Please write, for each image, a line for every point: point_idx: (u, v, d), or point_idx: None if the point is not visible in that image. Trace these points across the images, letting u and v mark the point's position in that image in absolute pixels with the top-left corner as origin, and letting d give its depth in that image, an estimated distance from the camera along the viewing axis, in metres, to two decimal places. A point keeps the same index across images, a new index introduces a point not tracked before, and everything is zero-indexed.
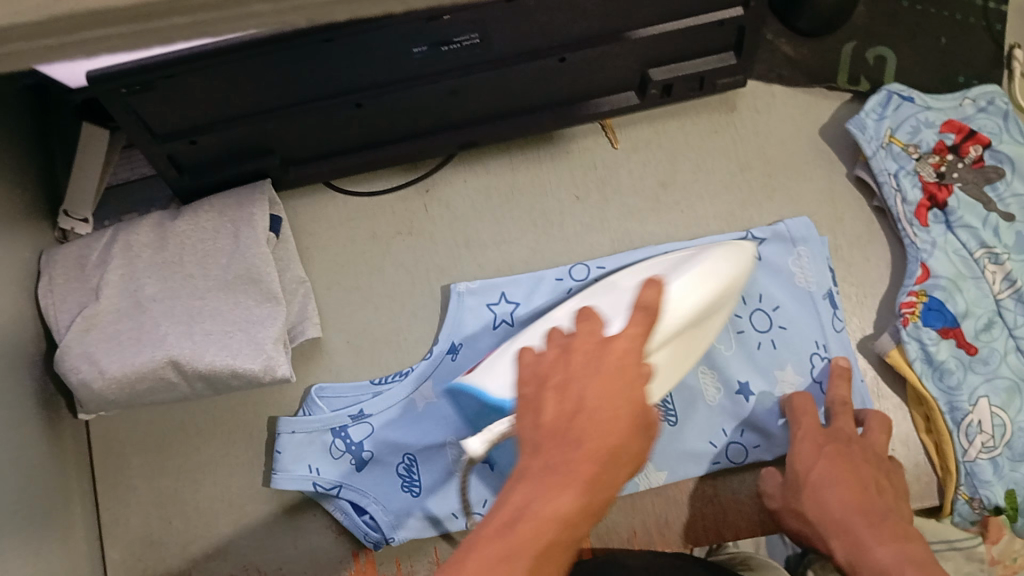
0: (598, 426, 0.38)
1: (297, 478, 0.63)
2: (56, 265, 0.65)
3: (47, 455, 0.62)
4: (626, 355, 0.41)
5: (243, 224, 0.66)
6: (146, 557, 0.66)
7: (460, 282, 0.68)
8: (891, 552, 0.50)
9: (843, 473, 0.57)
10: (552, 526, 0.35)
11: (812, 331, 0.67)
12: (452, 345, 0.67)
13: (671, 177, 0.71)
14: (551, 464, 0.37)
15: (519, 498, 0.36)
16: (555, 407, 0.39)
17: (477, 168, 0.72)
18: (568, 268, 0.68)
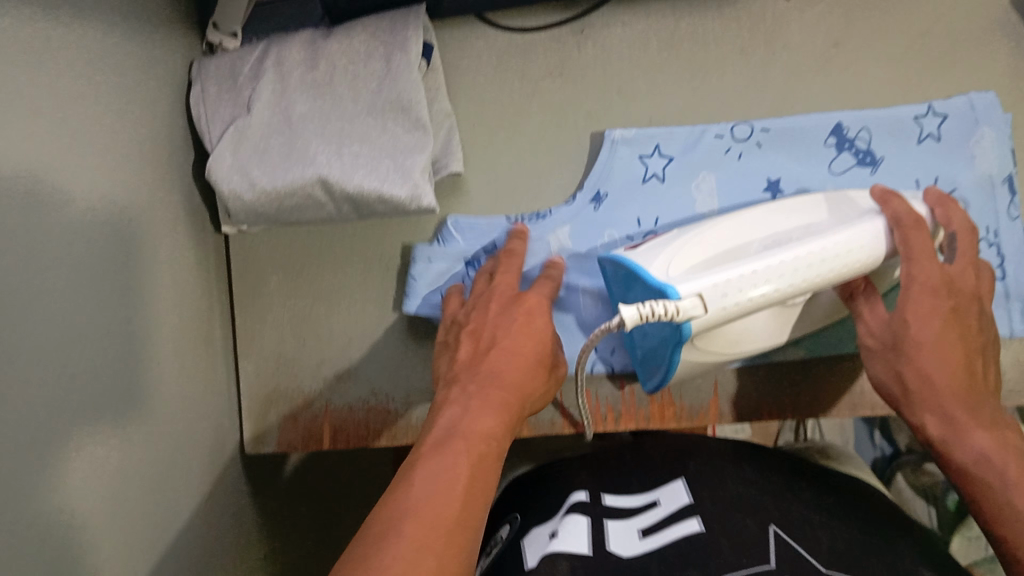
0: (505, 356, 0.52)
1: (434, 307, 0.65)
2: (209, 76, 0.65)
3: (192, 264, 0.64)
4: (535, 305, 0.56)
5: (395, 48, 0.63)
6: (280, 372, 0.68)
7: (615, 129, 0.66)
8: (992, 444, 0.49)
9: (943, 332, 0.52)
10: (484, 444, 0.45)
11: (981, 216, 0.64)
12: (598, 194, 0.66)
13: (844, 37, 0.66)
14: (468, 395, 0.49)
15: (448, 423, 0.46)
16: (472, 348, 0.54)
17: (638, 11, 0.68)
18: (730, 126, 0.65)
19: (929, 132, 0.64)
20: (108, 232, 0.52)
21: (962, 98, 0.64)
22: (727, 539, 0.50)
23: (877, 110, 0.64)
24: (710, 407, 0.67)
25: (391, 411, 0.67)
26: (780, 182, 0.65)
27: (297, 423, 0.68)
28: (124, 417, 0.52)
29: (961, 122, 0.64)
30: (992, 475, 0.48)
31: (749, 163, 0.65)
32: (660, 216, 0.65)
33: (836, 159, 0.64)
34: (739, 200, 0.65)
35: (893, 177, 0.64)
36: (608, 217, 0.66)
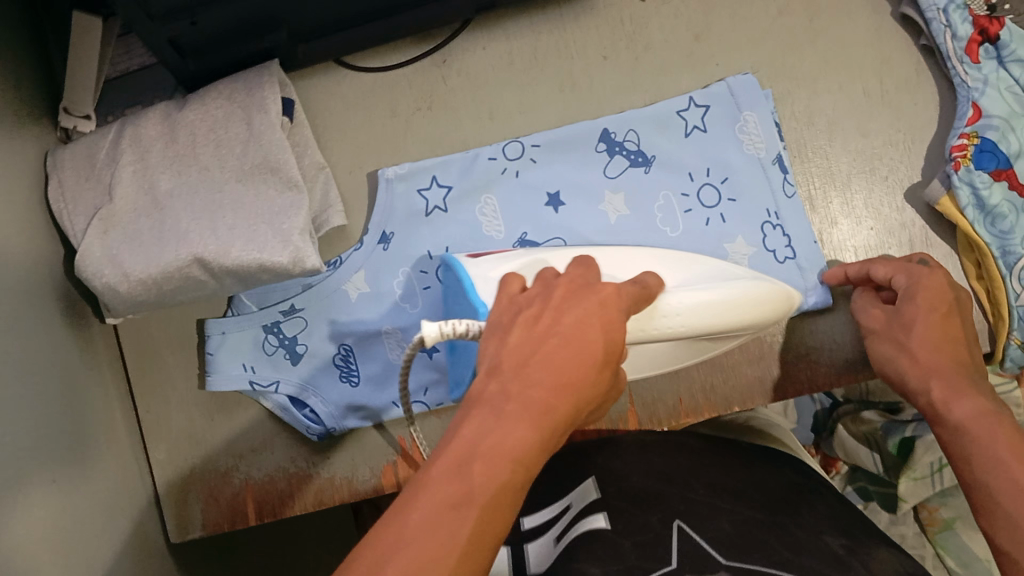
0: (558, 360, 0.38)
1: (233, 377, 0.65)
2: (65, 166, 0.62)
3: (81, 361, 0.61)
4: (610, 298, 0.42)
5: (255, 109, 0.62)
6: (192, 455, 0.67)
7: (388, 167, 0.66)
8: (978, 411, 0.49)
9: (941, 318, 0.55)
10: (568, 374, 0.38)
11: (763, 198, 0.63)
12: (384, 235, 0.65)
13: (705, 28, 0.66)
14: (506, 391, 0.36)
15: (471, 433, 0.35)
16: (526, 332, 0.39)
17: (497, 32, 0.67)
18: (501, 145, 0.65)
19: (694, 124, 0.65)
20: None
21: (721, 84, 0.65)
22: (627, 535, 0.48)
23: (638, 108, 0.65)
24: (629, 417, 0.65)
25: (312, 472, 0.66)
26: (560, 195, 0.65)
27: (218, 501, 0.66)
28: (42, 538, 0.49)
29: (723, 109, 0.64)
30: (972, 441, 0.48)
31: (528, 178, 0.65)
32: (448, 246, 0.65)
33: (610, 163, 0.65)
34: (522, 218, 0.64)
35: (666, 170, 0.64)
36: (399, 255, 0.65)
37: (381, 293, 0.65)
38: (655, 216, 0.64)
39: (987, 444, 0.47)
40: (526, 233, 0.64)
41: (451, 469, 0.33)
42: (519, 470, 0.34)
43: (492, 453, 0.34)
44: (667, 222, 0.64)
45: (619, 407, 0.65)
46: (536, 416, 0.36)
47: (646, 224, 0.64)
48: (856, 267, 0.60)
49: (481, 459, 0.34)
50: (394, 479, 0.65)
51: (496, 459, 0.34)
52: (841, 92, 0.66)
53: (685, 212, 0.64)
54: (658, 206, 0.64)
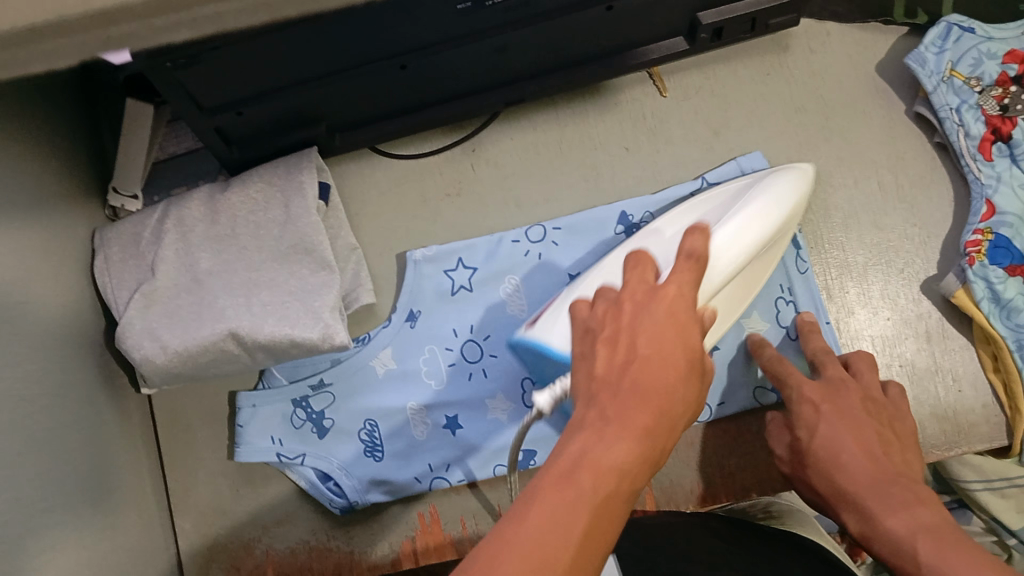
0: (652, 373, 0.37)
1: (262, 450, 0.66)
2: (110, 244, 0.65)
3: (117, 430, 0.63)
4: (679, 299, 0.41)
5: (293, 193, 0.65)
6: (217, 526, 0.68)
7: (416, 249, 0.69)
8: (904, 522, 0.47)
9: (847, 434, 0.55)
10: (662, 384, 0.37)
11: (778, 276, 0.66)
12: (411, 313, 0.68)
13: (724, 124, 0.69)
14: (606, 413, 0.36)
15: (577, 449, 0.35)
16: (609, 359, 0.39)
17: (525, 124, 0.70)
18: (525, 229, 0.68)
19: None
20: (25, 415, 0.51)
21: (731, 163, 0.67)
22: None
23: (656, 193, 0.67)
24: (647, 501, 0.64)
25: (335, 547, 0.67)
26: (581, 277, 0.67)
27: (241, 572, 0.67)
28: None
29: None
30: (903, 559, 0.46)
31: (549, 261, 0.67)
32: (473, 324, 0.67)
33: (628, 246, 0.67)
34: (543, 296, 0.67)
35: None
36: (425, 332, 0.68)
37: (407, 369, 0.67)
38: None
39: (935, 556, 0.44)
40: None
41: (556, 480, 0.33)
42: (625, 481, 0.34)
43: (597, 464, 0.34)
44: None
45: (637, 492, 0.64)
46: (641, 428, 0.36)
47: None
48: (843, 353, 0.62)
49: (585, 470, 0.34)
50: (413, 557, 0.67)
51: (601, 468, 0.33)
52: (858, 187, 0.68)
53: None
54: None
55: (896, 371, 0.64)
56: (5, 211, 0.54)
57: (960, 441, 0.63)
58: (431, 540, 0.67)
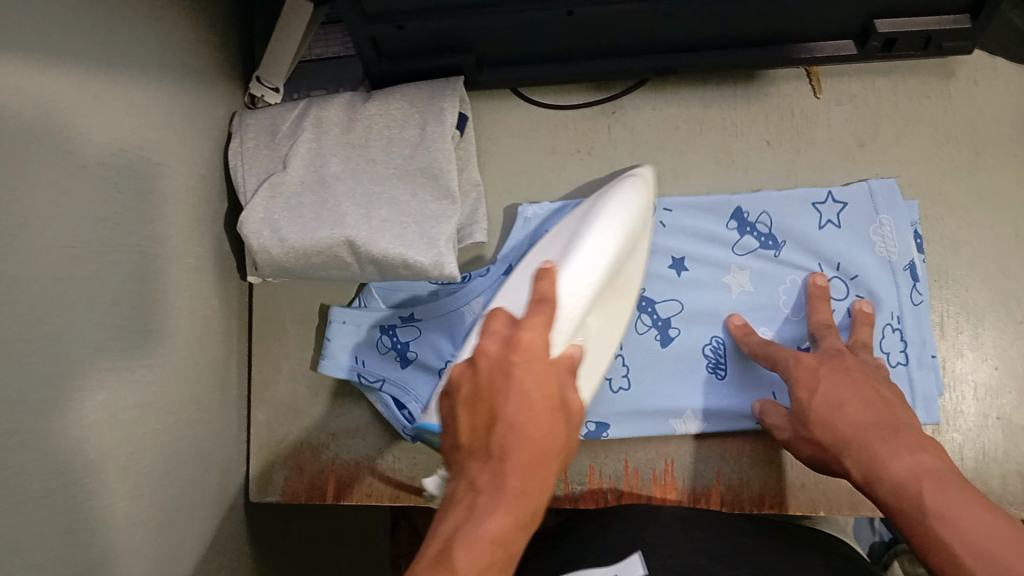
0: (524, 431, 0.41)
1: (344, 367, 0.68)
2: (248, 130, 0.66)
3: (215, 309, 0.65)
4: (535, 352, 0.44)
5: (432, 117, 0.65)
6: (288, 423, 0.69)
7: (528, 205, 0.68)
8: (906, 467, 0.47)
9: (849, 388, 0.55)
10: (537, 443, 0.41)
11: (887, 303, 0.64)
12: (510, 267, 0.66)
13: (871, 137, 0.68)
14: (481, 486, 0.40)
15: (450, 528, 0.39)
16: (473, 421, 0.43)
17: (670, 96, 0.70)
18: None
19: (828, 218, 0.66)
20: (135, 273, 0.53)
21: (862, 184, 0.66)
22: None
23: (776, 194, 0.66)
24: (712, 494, 0.64)
25: (398, 468, 0.68)
26: (684, 260, 0.67)
27: (302, 472, 0.68)
28: (137, 462, 0.52)
29: (860, 209, 0.65)
30: (907, 503, 0.46)
31: (657, 240, 0.67)
32: None
33: (739, 241, 0.66)
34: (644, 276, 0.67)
35: (798, 256, 0.66)
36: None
37: None
38: (777, 300, 0.65)
39: (936, 497, 0.44)
40: (646, 289, 0.67)
41: (429, 564, 0.37)
42: (498, 553, 0.38)
43: (468, 540, 0.38)
44: (792, 307, 0.65)
45: (705, 482, 0.65)
46: (514, 495, 0.39)
47: (764, 306, 0.66)
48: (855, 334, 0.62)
49: (460, 547, 0.38)
50: None
51: (473, 543, 0.37)
52: (995, 229, 0.66)
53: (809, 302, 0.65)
54: (784, 290, 0.66)
55: (991, 422, 0.63)
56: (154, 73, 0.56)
57: None
58: None
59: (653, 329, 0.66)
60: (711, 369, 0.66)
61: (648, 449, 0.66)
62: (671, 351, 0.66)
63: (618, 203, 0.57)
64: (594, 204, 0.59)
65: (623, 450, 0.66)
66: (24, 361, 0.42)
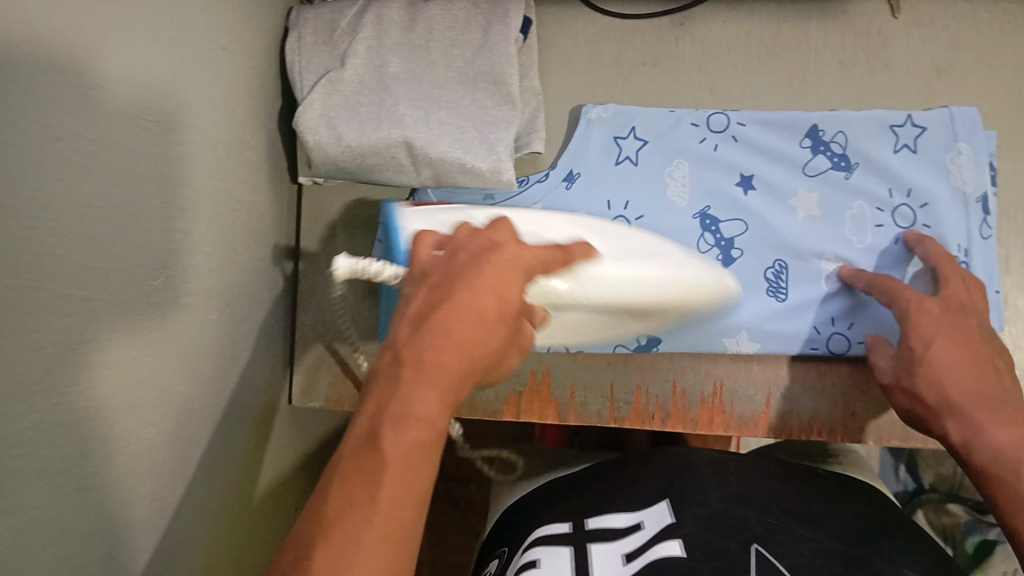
0: (463, 314, 0.36)
1: None
2: (307, 25, 0.64)
3: (267, 212, 0.64)
4: (507, 255, 0.38)
5: (496, 19, 0.64)
6: (334, 331, 0.69)
7: (593, 107, 0.67)
8: (1014, 438, 0.47)
9: (958, 346, 0.53)
10: (475, 334, 0.36)
11: (957, 234, 0.63)
12: (570, 174, 0.67)
13: (950, 63, 0.65)
14: (416, 358, 0.35)
15: (377, 405, 0.35)
16: (423, 300, 0.38)
17: (743, 11, 0.67)
18: (707, 114, 0.66)
19: (905, 142, 0.64)
20: (202, 164, 0.52)
21: (943, 110, 0.64)
22: (711, 560, 0.48)
23: (856, 113, 0.65)
24: (760, 420, 0.64)
25: None
26: (753, 178, 0.66)
27: (348, 379, 0.69)
28: (198, 358, 0.52)
29: (938, 136, 0.64)
30: (1004, 470, 0.46)
31: (724, 155, 0.66)
32: (630, 200, 0.66)
33: (810, 162, 0.65)
34: (710, 191, 0.66)
35: (868, 181, 0.64)
36: (580, 197, 0.66)
37: None
38: (845, 224, 0.64)
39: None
40: (710, 208, 0.66)
41: (353, 448, 0.34)
42: (427, 435, 0.34)
43: (396, 415, 0.34)
44: (856, 232, 0.64)
45: (753, 407, 0.65)
46: (447, 372, 0.35)
47: (833, 230, 0.64)
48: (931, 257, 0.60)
49: (390, 423, 0.34)
50: (515, 410, 0.68)
51: (397, 420, 0.34)
52: None
53: (876, 228, 0.64)
54: (850, 215, 0.64)
55: None
56: None
57: None
58: (537, 401, 0.67)
59: (715, 248, 0.65)
60: (771, 292, 0.64)
61: (697, 372, 0.66)
62: (733, 272, 0.65)
63: (699, 278, 0.56)
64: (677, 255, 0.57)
65: (673, 371, 0.66)
66: (101, 248, 0.41)
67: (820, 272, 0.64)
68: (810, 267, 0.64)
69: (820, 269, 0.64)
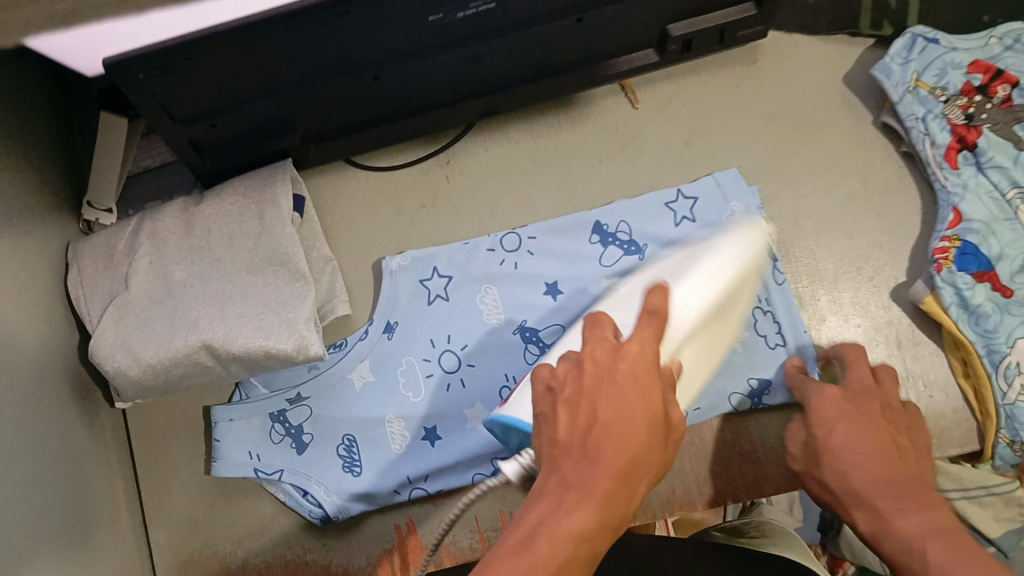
0: (615, 437, 0.39)
1: (238, 465, 0.66)
2: (85, 256, 0.65)
3: (87, 443, 0.62)
4: (640, 366, 0.43)
5: (267, 205, 0.65)
6: (191, 540, 0.67)
7: (391, 258, 0.69)
8: (916, 523, 0.46)
9: (859, 432, 0.55)
10: (630, 457, 0.39)
11: None
12: (389, 324, 0.68)
13: (695, 135, 0.71)
14: (567, 480, 0.38)
15: (535, 518, 0.36)
16: (572, 423, 0.41)
17: (500, 136, 0.72)
18: (499, 237, 0.69)
19: (683, 215, 0.68)
20: None
21: (708, 178, 0.69)
22: None
23: (630, 201, 0.69)
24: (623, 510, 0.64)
25: (309, 557, 0.66)
26: (558, 284, 0.67)
27: None
28: None
29: (710, 201, 0.68)
30: (910, 561, 0.45)
31: (526, 268, 0.68)
32: (449, 334, 0.68)
33: (604, 254, 0.68)
34: (522, 306, 0.67)
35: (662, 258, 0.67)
36: (402, 344, 0.68)
37: (386, 380, 0.67)
38: None
39: (938, 558, 0.43)
40: (526, 320, 0.67)
41: (510, 549, 0.35)
42: (581, 550, 0.35)
43: (553, 533, 0.35)
44: None
45: None
46: (603, 494, 0.37)
47: None
48: (852, 355, 0.62)
49: (543, 539, 0.35)
50: (390, 569, 0.65)
51: (557, 537, 0.35)
52: (833, 196, 0.69)
53: None
54: None
55: None
56: None
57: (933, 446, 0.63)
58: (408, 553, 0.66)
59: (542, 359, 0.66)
60: None
61: None
62: None
63: (738, 246, 0.61)
64: (716, 235, 0.64)
65: None
66: None
67: None
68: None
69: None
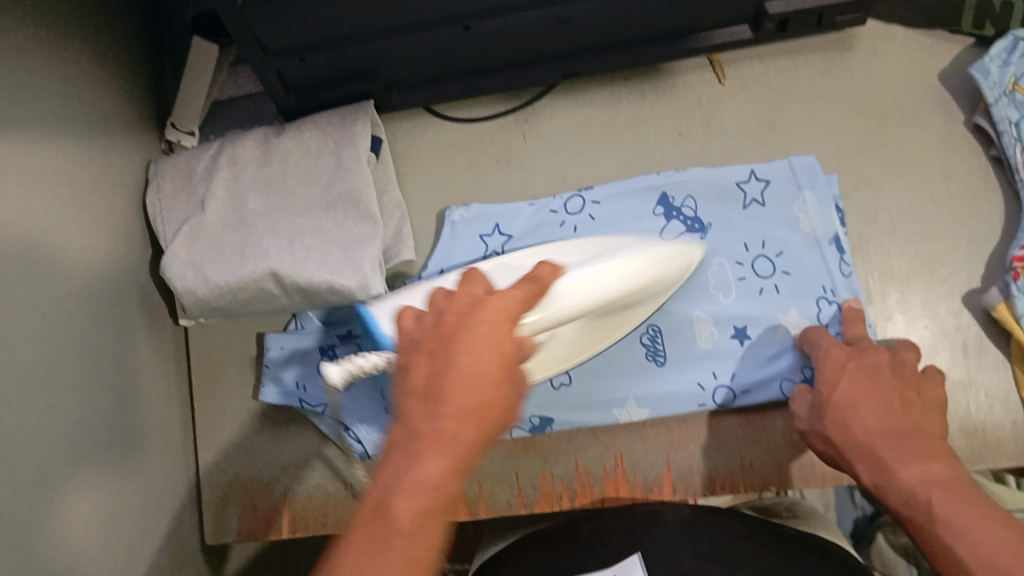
0: (461, 381, 0.38)
1: (283, 393, 0.67)
2: (165, 176, 0.67)
3: (149, 355, 0.64)
4: (499, 308, 0.41)
5: (345, 143, 0.66)
6: (238, 462, 0.68)
7: (455, 210, 0.70)
8: (919, 473, 0.46)
9: (868, 387, 0.53)
10: (467, 398, 0.37)
11: (819, 276, 0.65)
12: (442, 273, 0.68)
13: (780, 117, 0.70)
14: (416, 430, 0.37)
15: (385, 482, 0.36)
16: (424, 369, 0.39)
17: (580, 100, 0.72)
18: (563, 200, 0.69)
19: (752, 197, 0.68)
20: (63, 310, 0.53)
21: (784, 160, 0.68)
22: None
23: (702, 175, 0.68)
24: (664, 483, 0.64)
25: (348, 494, 0.67)
26: None
27: (256, 511, 0.67)
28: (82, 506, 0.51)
29: (783, 186, 0.67)
30: (918, 513, 0.45)
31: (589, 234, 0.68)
32: None
33: (666, 227, 0.68)
34: None
35: (724, 238, 0.67)
36: None
37: None
38: (708, 283, 0.66)
39: (950, 511, 0.43)
40: None
41: (367, 519, 0.35)
42: (437, 503, 0.35)
43: (409, 490, 0.35)
44: (722, 290, 0.66)
45: (655, 473, 0.64)
46: (451, 442, 0.37)
47: (698, 289, 0.66)
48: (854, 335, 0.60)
49: (398, 498, 0.35)
50: None
51: (411, 494, 0.35)
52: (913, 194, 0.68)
53: (739, 281, 0.66)
54: (711, 272, 0.66)
55: None
56: (65, 127, 0.56)
57: (989, 459, 0.62)
58: None
59: None
60: (649, 357, 0.66)
61: (597, 447, 0.65)
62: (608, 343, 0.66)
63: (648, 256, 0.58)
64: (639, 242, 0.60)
65: (573, 450, 0.65)
66: None
67: (692, 333, 0.65)
68: (679, 327, 0.66)
69: (690, 328, 0.65)
